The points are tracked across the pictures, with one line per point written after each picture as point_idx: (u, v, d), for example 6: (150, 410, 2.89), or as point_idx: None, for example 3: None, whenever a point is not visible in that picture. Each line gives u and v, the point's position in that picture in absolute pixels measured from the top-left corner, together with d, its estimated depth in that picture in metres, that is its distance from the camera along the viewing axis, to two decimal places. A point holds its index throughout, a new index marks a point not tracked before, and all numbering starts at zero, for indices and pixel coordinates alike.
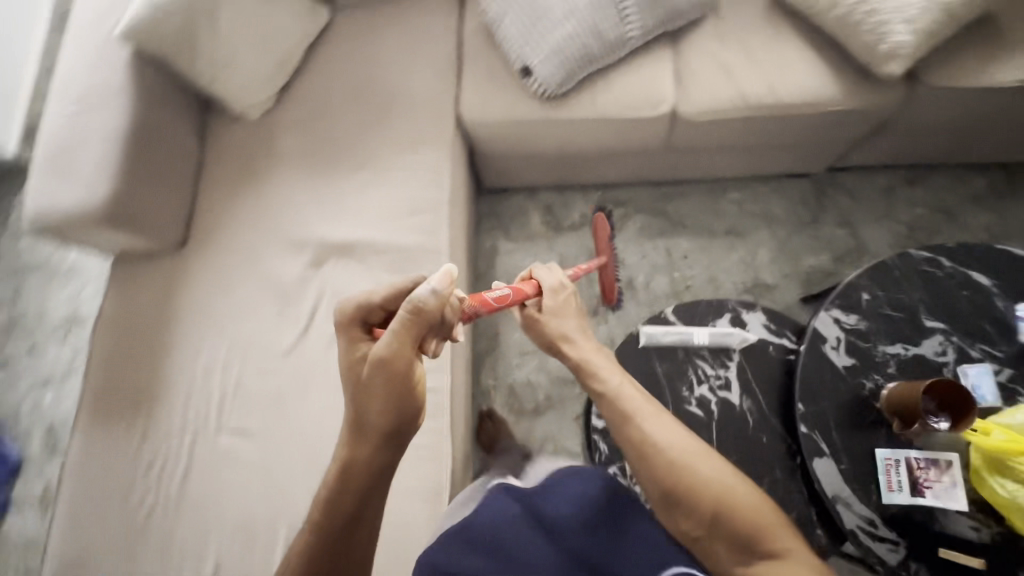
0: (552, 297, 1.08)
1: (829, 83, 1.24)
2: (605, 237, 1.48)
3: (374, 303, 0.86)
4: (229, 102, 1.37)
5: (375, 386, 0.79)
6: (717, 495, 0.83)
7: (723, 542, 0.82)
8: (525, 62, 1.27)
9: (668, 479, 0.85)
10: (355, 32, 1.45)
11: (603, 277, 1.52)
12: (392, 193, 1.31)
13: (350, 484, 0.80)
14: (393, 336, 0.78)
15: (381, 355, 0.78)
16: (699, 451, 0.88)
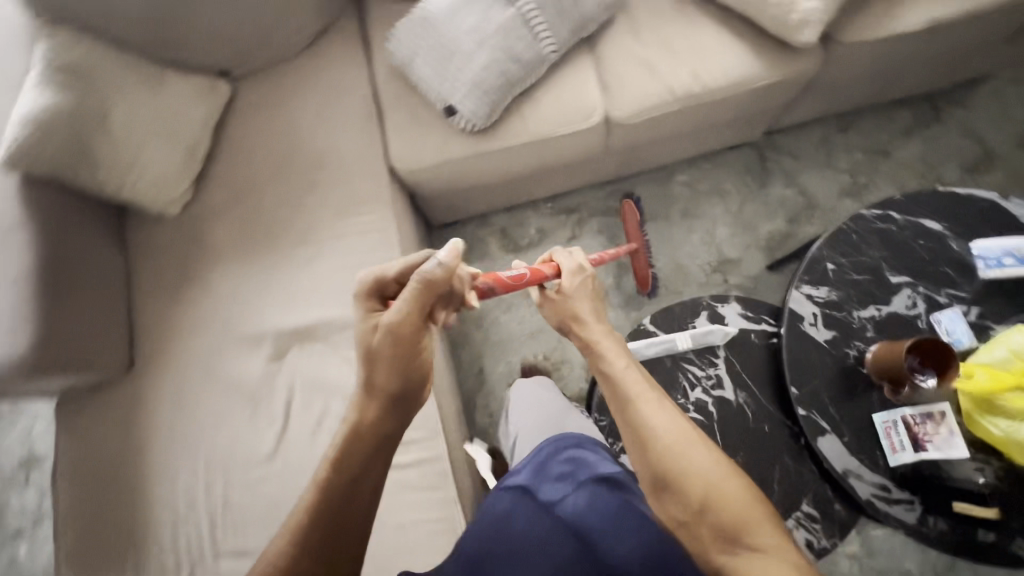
0: (574, 280, 1.01)
1: (749, 60, 1.23)
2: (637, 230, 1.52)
3: (387, 276, 0.82)
4: (144, 205, 1.27)
5: (382, 356, 0.75)
6: (706, 480, 0.72)
7: (707, 531, 0.70)
8: (447, 100, 1.21)
9: (655, 457, 0.75)
10: (264, 101, 1.37)
11: (636, 265, 1.54)
12: (341, 263, 1.25)
13: (342, 479, 0.72)
14: (406, 303, 0.75)
15: (392, 323, 0.75)
16: (694, 438, 0.76)
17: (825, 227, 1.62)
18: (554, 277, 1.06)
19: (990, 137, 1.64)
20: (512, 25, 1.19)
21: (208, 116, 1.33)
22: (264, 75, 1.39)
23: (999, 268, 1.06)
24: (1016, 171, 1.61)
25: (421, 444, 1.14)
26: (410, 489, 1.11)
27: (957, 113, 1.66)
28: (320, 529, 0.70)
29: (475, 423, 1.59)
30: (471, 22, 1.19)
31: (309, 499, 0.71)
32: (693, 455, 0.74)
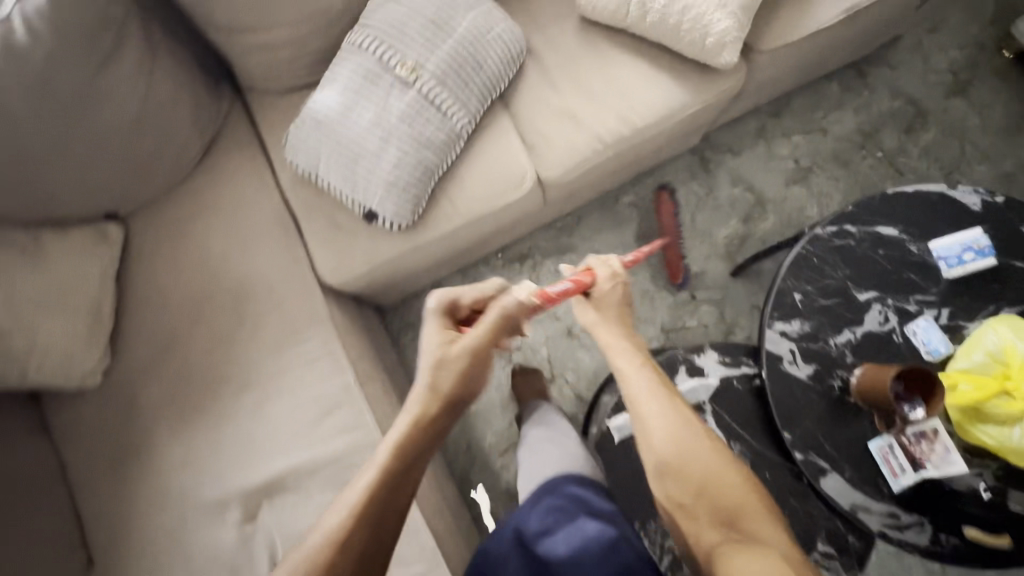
0: (612, 286, 0.99)
1: (673, 90, 1.16)
2: (673, 219, 1.59)
3: (461, 301, 0.93)
4: (57, 385, 1.13)
5: (456, 365, 0.86)
6: (708, 473, 0.82)
7: (705, 512, 0.80)
8: (365, 204, 1.09)
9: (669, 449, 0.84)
10: (165, 236, 1.24)
11: (671, 255, 1.59)
12: (295, 399, 1.15)
13: (405, 464, 0.82)
14: (486, 329, 0.87)
15: (472, 347, 0.86)
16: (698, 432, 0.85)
17: (780, 221, 1.58)
18: (592, 285, 0.99)
19: (920, 94, 1.62)
20: (416, 109, 1.08)
21: (105, 270, 1.19)
22: (159, 205, 1.25)
23: (961, 264, 1.05)
24: (951, 124, 1.59)
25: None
26: None
27: (885, 76, 1.63)
28: (377, 507, 0.79)
29: (475, 501, 1.53)
30: (371, 114, 1.07)
31: (370, 480, 0.80)
32: (701, 451, 0.83)
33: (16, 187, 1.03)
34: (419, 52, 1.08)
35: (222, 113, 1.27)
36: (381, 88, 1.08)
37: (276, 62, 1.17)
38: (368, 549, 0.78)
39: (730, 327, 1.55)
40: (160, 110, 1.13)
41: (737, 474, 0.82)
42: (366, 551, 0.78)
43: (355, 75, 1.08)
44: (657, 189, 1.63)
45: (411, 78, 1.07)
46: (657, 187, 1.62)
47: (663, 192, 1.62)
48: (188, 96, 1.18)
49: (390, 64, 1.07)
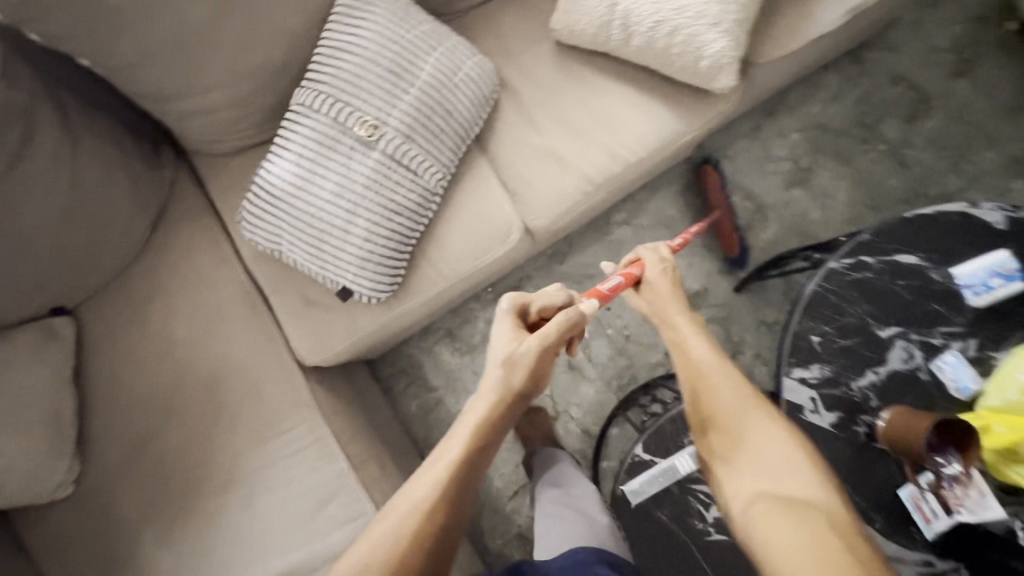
0: (660, 273, 1.01)
1: (666, 119, 1.05)
2: (720, 189, 1.48)
3: (531, 306, 0.89)
4: (23, 504, 1.03)
5: (529, 362, 0.81)
6: (756, 432, 0.75)
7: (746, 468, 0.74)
8: (337, 282, 0.99)
9: (716, 407, 0.79)
10: (122, 324, 1.12)
11: (721, 228, 1.49)
12: (287, 492, 1.07)
13: (480, 454, 0.77)
14: (557, 328, 0.81)
15: (541, 343, 0.80)
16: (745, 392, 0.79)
17: (782, 228, 1.49)
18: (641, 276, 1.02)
19: (920, 77, 1.52)
20: (382, 172, 0.96)
21: (59, 370, 1.08)
22: (111, 289, 1.13)
23: (989, 292, 0.97)
24: (955, 109, 1.50)
25: None
26: None
27: (882, 63, 1.53)
28: (453, 496, 0.73)
29: (488, 548, 1.47)
30: (333, 182, 0.95)
31: (442, 475, 0.74)
32: (752, 409, 0.78)
33: None
34: (379, 107, 0.96)
35: (167, 182, 1.15)
36: (340, 152, 0.96)
37: (217, 126, 1.04)
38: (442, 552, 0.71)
39: (737, 346, 1.48)
40: (92, 196, 1.01)
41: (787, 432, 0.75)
42: (439, 547, 0.71)
43: (311, 138, 0.96)
44: (701, 163, 1.52)
45: (373, 138, 0.95)
46: (702, 160, 1.52)
47: (708, 164, 1.51)
48: (123, 174, 1.05)
49: (348, 124, 0.95)
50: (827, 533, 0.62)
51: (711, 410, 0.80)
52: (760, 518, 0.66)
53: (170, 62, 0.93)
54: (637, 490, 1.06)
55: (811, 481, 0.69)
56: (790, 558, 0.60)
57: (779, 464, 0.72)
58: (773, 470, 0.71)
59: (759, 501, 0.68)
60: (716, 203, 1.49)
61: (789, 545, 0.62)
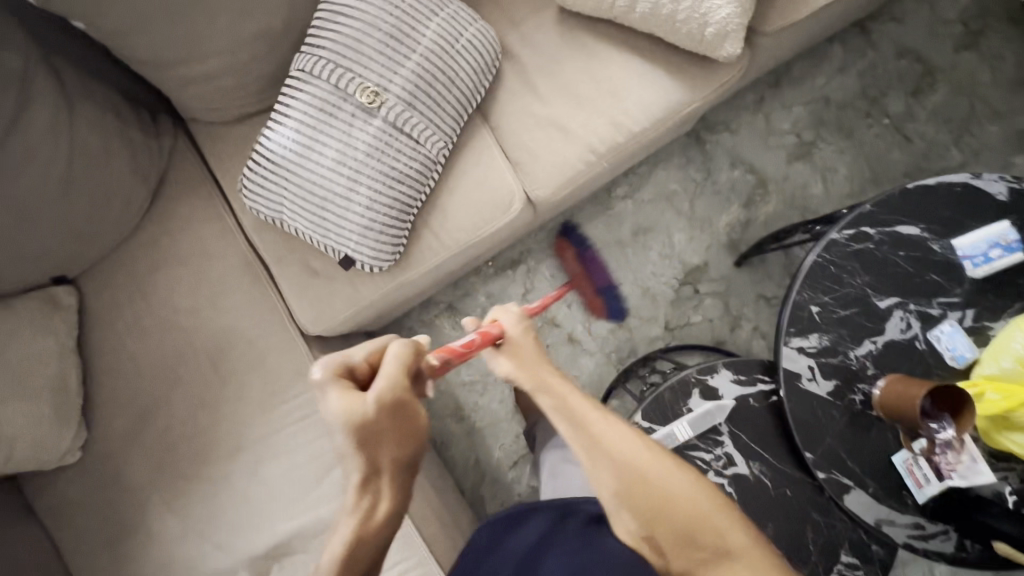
0: (524, 330, 0.85)
1: (669, 88, 1.04)
2: (571, 259, 1.50)
3: (355, 363, 0.72)
4: (33, 470, 1.06)
5: (385, 428, 0.67)
6: (664, 493, 0.74)
7: (664, 536, 0.74)
8: (340, 251, 0.99)
9: (616, 476, 0.74)
10: (125, 293, 1.13)
11: (583, 294, 1.51)
12: (293, 459, 1.09)
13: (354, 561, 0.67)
14: (400, 364, 0.70)
15: (378, 395, 0.67)
16: (641, 452, 0.75)
17: (783, 202, 1.49)
18: (501, 335, 0.84)
19: (926, 48, 1.50)
20: (384, 140, 0.95)
21: (64, 340, 1.09)
22: (110, 260, 1.13)
23: (987, 263, 0.98)
24: (961, 81, 1.49)
25: None
26: None
27: (889, 33, 1.51)
28: None
29: (489, 516, 1.50)
30: (333, 151, 0.95)
31: None
32: (651, 464, 0.75)
33: None
34: (381, 73, 0.95)
35: (166, 151, 1.14)
36: (341, 119, 0.95)
37: (215, 93, 1.03)
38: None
39: (737, 319, 1.49)
40: (91, 165, 1.00)
41: (690, 484, 0.75)
42: None
43: (310, 106, 0.94)
44: (558, 236, 1.53)
45: (375, 106, 0.94)
46: (555, 234, 1.53)
47: (562, 236, 1.52)
48: (121, 143, 1.05)
49: (349, 91, 0.94)
50: None
51: (623, 489, 0.74)
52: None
53: (167, 26, 0.92)
54: None
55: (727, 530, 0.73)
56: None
57: (692, 522, 0.73)
58: (687, 529, 0.73)
59: None
60: (574, 274, 1.50)
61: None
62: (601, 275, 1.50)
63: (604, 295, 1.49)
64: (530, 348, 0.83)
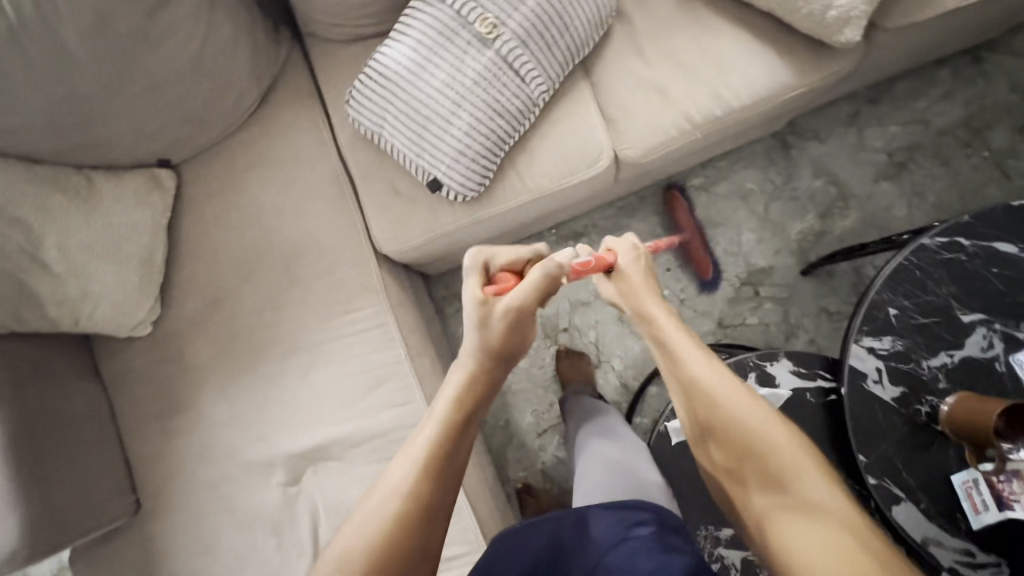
0: (637, 268, 0.93)
1: (777, 70, 1.04)
2: (686, 212, 1.50)
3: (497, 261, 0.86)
4: (110, 332, 1.13)
5: (513, 325, 0.76)
6: (753, 435, 0.70)
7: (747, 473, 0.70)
8: (429, 172, 1.03)
9: (704, 409, 0.75)
10: (219, 186, 1.19)
11: (693, 251, 1.51)
12: (345, 368, 1.12)
13: (460, 433, 0.69)
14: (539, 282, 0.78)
15: (517, 302, 0.77)
16: (733, 386, 0.75)
17: (862, 218, 1.46)
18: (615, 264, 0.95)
19: None
20: (493, 71, 0.99)
21: (158, 219, 1.15)
22: (211, 153, 1.20)
23: None
24: None
25: (464, 557, 1.06)
26: None
27: (1004, 66, 1.46)
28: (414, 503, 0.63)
29: (510, 479, 1.51)
30: (444, 73, 0.99)
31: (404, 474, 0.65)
32: (745, 410, 0.73)
33: (69, 128, 1.02)
34: (502, 7, 0.98)
35: (281, 61, 1.21)
36: (457, 45, 0.99)
37: (341, 8, 1.08)
38: (423, 536, 0.62)
39: (794, 329, 1.46)
40: (218, 55, 1.07)
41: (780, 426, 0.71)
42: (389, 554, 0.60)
43: (430, 29, 0.99)
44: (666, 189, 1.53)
45: (491, 36, 0.98)
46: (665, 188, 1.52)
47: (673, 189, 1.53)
48: (247, 42, 1.11)
49: (469, 19, 0.98)
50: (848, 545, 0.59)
51: (707, 416, 0.74)
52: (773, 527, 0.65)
53: None
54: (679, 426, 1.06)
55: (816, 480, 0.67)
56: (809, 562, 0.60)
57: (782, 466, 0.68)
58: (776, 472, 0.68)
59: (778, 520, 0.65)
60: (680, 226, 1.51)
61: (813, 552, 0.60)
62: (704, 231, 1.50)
63: (704, 254, 1.50)
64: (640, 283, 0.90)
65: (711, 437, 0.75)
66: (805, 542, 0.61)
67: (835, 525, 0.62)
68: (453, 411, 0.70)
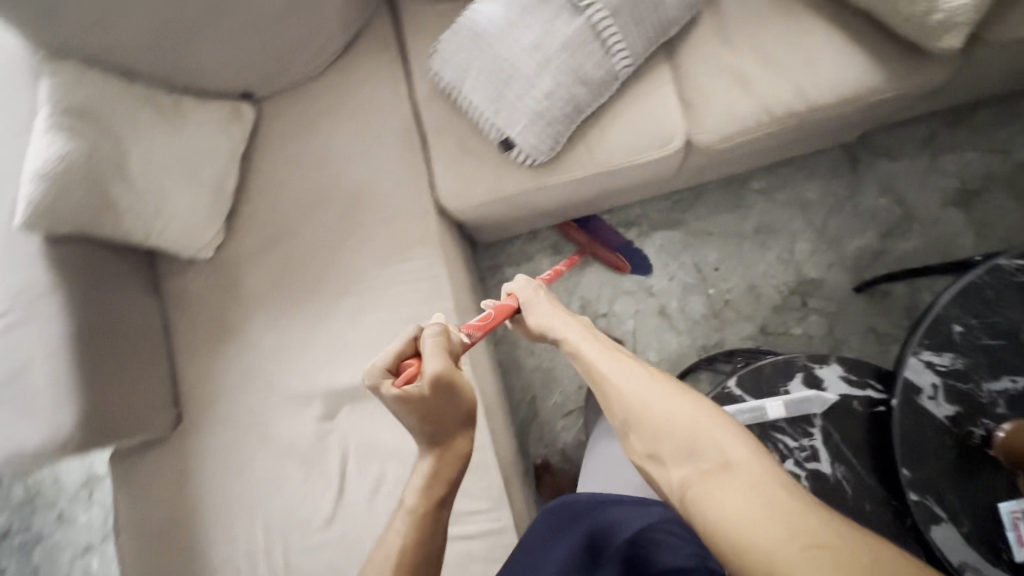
0: (542, 297, 1.00)
1: (866, 71, 1.02)
2: (576, 230, 1.52)
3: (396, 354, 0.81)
4: (174, 252, 1.17)
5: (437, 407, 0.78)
6: (664, 418, 0.74)
7: (667, 453, 0.73)
8: (503, 132, 1.06)
9: (623, 407, 0.79)
10: (294, 125, 1.23)
11: (602, 257, 1.51)
12: (392, 316, 1.14)
13: (429, 520, 0.80)
14: (439, 351, 0.79)
15: (436, 374, 0.75)
16: (644, 380, 0.80)
17: (924, 242, 1.42)
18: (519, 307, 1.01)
19: None
20: (581, 39, 1.00)
21: (234, 149, 1.19)
22: (291, 93, 1.24)
23: None
24: None
25: (486, 514, 1.07)
26: (476, 562, 1.05)
27: None
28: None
29: (529, 455, 1.51)
30: (532, 35, 1.02)
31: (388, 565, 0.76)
32: (653, 399, 0.77)
33: (169, 48, 1.07)
34: None
35: (368, 12, 1.24)
36: (549, 9, 1.01)
37: None
38: None
39: (838, 345, 1.42)
40: None
41: (689, 403, 0.75)
42: None
43: None
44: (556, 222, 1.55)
45: (584, 4, 0.99)
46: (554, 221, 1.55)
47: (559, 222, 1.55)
48: None
49: None
50: (760, 503, 0.62)
51: (626, 414, 0.78)
52: (697, 497, 0.67)
53: None
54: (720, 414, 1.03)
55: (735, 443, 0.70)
56: (735, 520, 0.62)
57: (696, 439, 0.72)
58: (690, 449, 0.71)
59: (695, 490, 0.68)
60: (584, 244, 1.51)
61: (742, 513, 0.61)
62: (613, 235, 1.51)
63: (625, 252, 1.51)
64: (551, 313, 0.96)
65: (630, 426, 0.78)
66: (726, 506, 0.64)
67: (754, 482, 0.65)
68: (421, 501, 0.81)
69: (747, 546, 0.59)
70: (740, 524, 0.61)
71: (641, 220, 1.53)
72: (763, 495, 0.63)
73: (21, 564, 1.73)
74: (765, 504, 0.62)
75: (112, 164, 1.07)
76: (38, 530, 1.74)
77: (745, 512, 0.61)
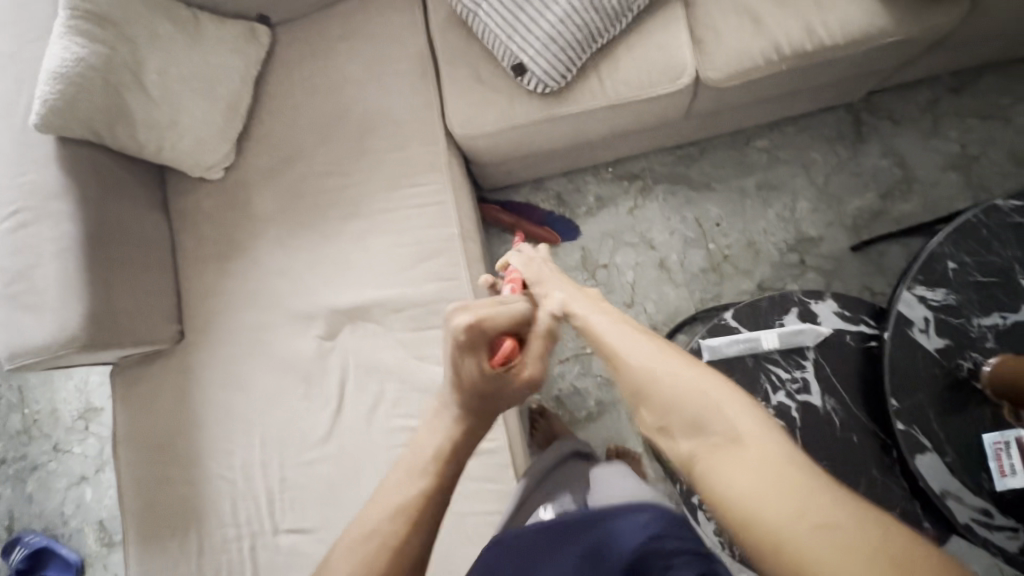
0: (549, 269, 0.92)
1: (877, 12, 1.04)
2: (497, 211, 1.52)
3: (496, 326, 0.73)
4: (185, 168, 1.19)
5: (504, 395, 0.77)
6: (675, 393, 0.61)
7: (676, 427, 0.61)
8: (516, 57, 1.07)
9: (630, 379, 0.65)
10: (308, 50, 1.24)
11: (531, 232, 1.52)
12: (398, 239, 1.16)
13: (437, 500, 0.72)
14: (542, 349, 0.78)
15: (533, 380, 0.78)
16: (649, 346, 0.68)
17: (923, 204, 1.44)
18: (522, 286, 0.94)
19: None
20: None
21: (249, 69, 1.21)
22: (308, 19, 1.26)
23: None
24: None
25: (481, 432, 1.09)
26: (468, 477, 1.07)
27: None
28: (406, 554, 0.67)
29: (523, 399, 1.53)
30: None
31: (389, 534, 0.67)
32: (664, 366, 0.64)
33: None
34: None
35: None
36: None
37: None
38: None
39: None
40: None
41: (701, 375, 0.62)
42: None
43: None
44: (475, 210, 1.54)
45: None
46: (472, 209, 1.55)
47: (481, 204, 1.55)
48: None
49: None
50: (773, 483, 0.51)
51: (632, 386, 0.65)
52: (704, 475, 0.56)
53: None
54: (713, 346, 1.05)
55: (746, 415, 0.58)
56: (741, 495, 0.51)
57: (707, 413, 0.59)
58: (701, 423, 0.59)
59: (704, 470, 0.56)
60: (510, 222, 1.52)
61: (748, 489, 0.51)
62: (534, 209, 1.55)
63: (550, 223, 1.54)
64: (558, 282, 0.86)
65: (639, 401, 0.65)
66: (730, 481, 0.53)
67: (768, 460, 0.53)
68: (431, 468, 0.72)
69: (751, 526, 0.50)
70: (748, 499, 0.51)
71: (645, 173, 1.55)
72: (775, 472, 0.52)
73: (15, 491, 1.74)
74: (778, 480, 0.51)
75: (131, 72, 1.09)
76: (33, 459, 1.75)
77: (748, 488, 0.51)
